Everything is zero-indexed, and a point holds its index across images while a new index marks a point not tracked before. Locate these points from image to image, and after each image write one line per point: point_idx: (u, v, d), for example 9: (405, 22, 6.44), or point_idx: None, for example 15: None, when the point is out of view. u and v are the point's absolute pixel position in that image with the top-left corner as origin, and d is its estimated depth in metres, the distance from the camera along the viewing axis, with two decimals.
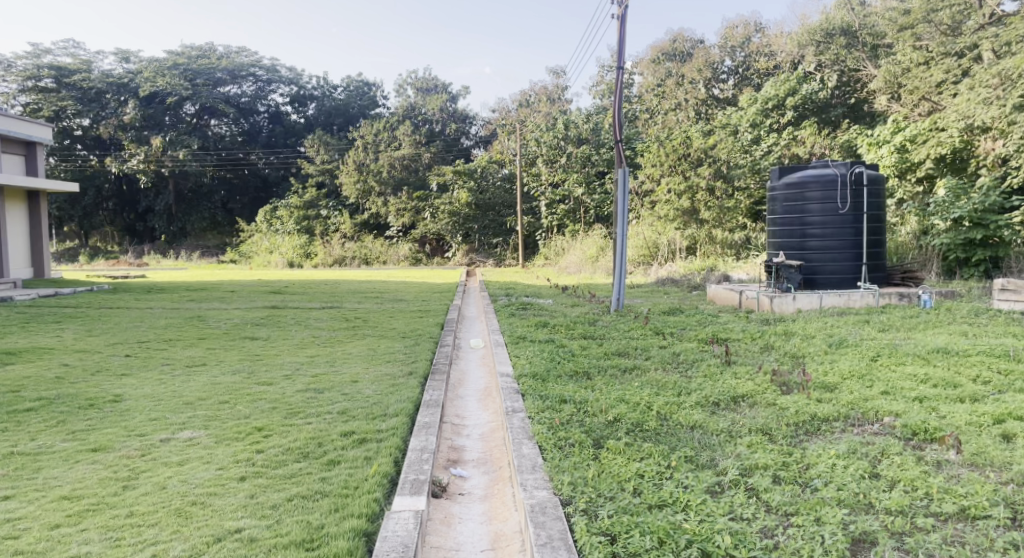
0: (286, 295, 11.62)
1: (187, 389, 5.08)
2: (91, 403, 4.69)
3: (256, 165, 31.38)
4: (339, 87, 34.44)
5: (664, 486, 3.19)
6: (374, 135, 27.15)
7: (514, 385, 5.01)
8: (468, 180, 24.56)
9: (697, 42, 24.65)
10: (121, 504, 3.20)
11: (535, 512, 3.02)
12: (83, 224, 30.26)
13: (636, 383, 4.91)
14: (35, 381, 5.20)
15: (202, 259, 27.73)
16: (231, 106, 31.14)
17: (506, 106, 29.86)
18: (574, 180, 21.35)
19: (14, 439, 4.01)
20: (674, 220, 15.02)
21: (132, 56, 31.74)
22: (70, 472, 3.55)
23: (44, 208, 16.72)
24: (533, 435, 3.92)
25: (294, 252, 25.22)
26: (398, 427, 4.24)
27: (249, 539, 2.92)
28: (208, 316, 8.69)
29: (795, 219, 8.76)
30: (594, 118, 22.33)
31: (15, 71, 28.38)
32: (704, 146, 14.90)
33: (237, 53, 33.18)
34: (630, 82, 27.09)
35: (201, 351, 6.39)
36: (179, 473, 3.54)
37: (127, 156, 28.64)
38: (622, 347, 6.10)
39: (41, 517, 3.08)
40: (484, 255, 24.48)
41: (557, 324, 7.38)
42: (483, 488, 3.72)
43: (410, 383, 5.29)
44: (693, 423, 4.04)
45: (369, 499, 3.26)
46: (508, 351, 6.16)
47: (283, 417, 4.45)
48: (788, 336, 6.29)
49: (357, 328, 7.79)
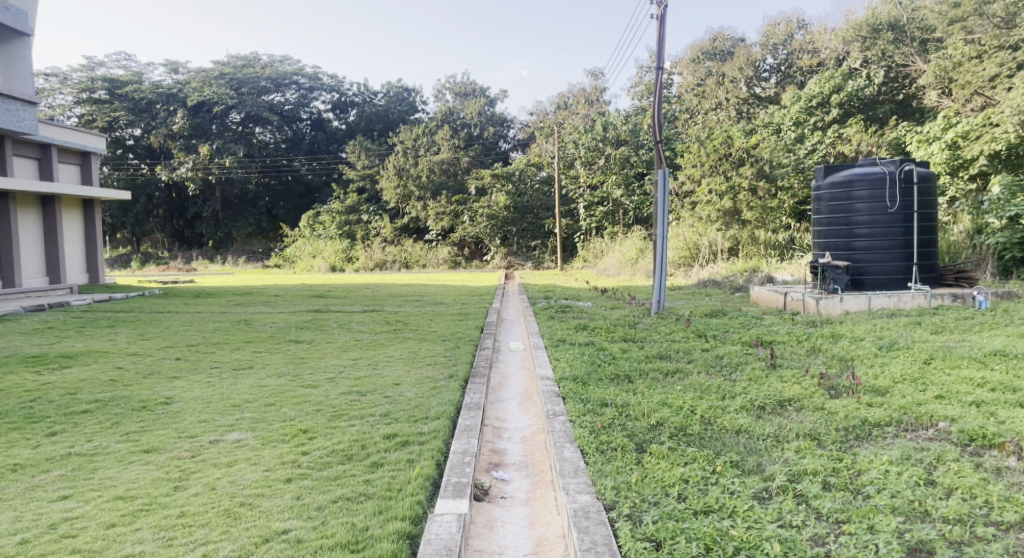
0: (328, 299, 11.83)
1: (234, 391, 5.19)
2: (145, 404, 4.84)
3: (299, 172, 31.85)
4: (379, 93, 35.00)
5: (710, 491, 3.15)
6: (413, 140, 27.62)
7: (554, 388, 5.00)
8: (506, 184, 24.64)
9: (739, 41, 24.50)
10: (172, 504, 3.29)
11: (578, 517, 3.01)
12: (135, 231, 31.31)
13: (678, 387, 4.86)
14: (89, 384, 5.37)
15: (248, 264, 28.21)
16: (275, 114, 31.74)
17: (545, 109, 30.16)
18: (613, 181, 21.13)
19: (72, 439, 4.15)
20: (715, 222, 15.01)
21: (180, 67, 32.45)
22: (124, 472, 3.67)
23: (97, 216, 17.14)
24: (575, 439, 3.91)
25: (336, 256, 25.35)
26: (440, 429, 4.28)
27: (296, 540, 2.97)
28: (254, 319, 8.95)
29: (842, 219, 8.53)
30: (633, 119, 22.22)
31: (71, 83, 29.48)
32: (746, 145, 14.66)
33: (281, 62, 33.82)
34: (669, 83, 26.87)
35: (248, 354, 6.53)
36: (228, 474, 3.62)
37: (176, 164, 29.41)
38: (662, 349, 6.03)
39: (98, 517, 3.17)
40: (522, 257, 24.63)
41: (597, 327, 7.32)
42: (525, 491, 3.72)
43: (450, 386, 5.32)
44: (738, 427, 3.98)
45: (412, 502, 3.29)
46: (548, 353, 6.18)
47: (327, 419, 4.52)
48: (836, 338, 6.14)
49: (398, 331, 7.88)
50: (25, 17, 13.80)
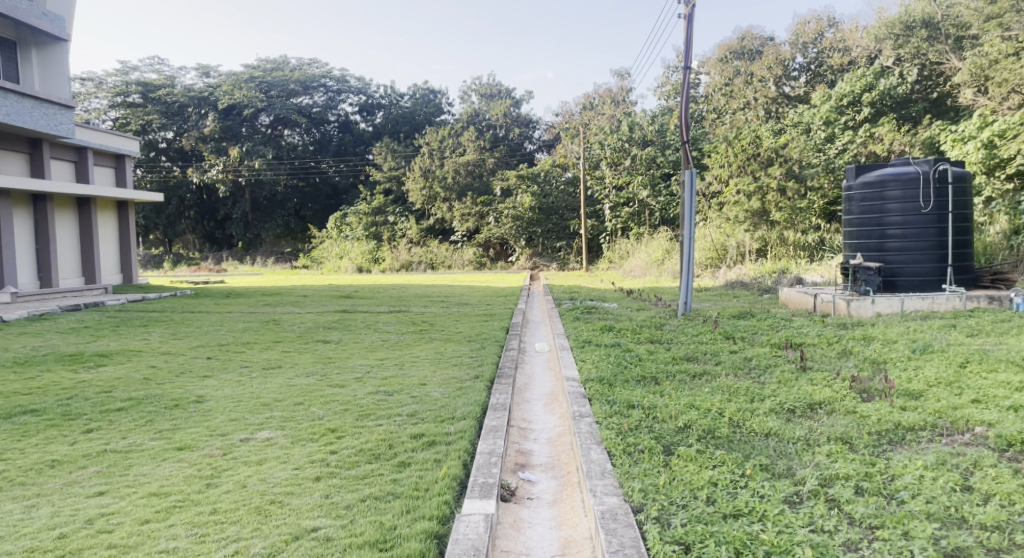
0: (356, 300, 11.95)
1: (264, 390, 5.26)
2: (177, 402, 4.92)
3: (326, 173, 32.21)
4: (405, 95, 35.17)
5: (739, 495, 3.12)
6: (439, 142, 27.77)
7: (580, 390, 5.00)
8: (531, 185, 24.63)
9: (768, 39, 24.22)
10: (205, 501, 3.34)
11: (605, 519, 3.00)
12: (168, 232, 31.91)
13: (706, 389, 4.82)
14: (124, 382, 5.48)
15: (277, 265, 28.54)
16: (303, 116, 32.11)
17: (570, 110, 30.15)
18: (639, 182, 21.03)
19: (108, 436, 4.23)
20: (743, 222, 14.89)
21: (211, 71, 32.86)
22: (157, 469, 3.73)
23: (131, 217, 17.47)
24: (601, 441, 3.90)
25: (363, 257, 25.47)
26: (467, 429, 4.30)
27: (326, 538, 2.99)
28: (284, 319, 9.06)
29: (873, 219, 8.38)
30: (659, 119, 22.09)
31: (105, 88, 30.04)
32: (775, 145, 14.49)
33: (309, 65, 34.14)
34: (696, 83, 26.65)
35: (278, 354, 6.61)
36: (258, 472, 3.67)
37: (207, 167, 29.91)
38: (690, 351, 5.98)
39: (132, 513, 3.23)
40: (547, 258, 24.62)
41: (623, 328, 7.29)
42: (552, 493, 3.72)
43: (476, 386, 5.33)
44: (768, 431, 3.94)
45: (439, 502, 3.30)
46: (573, 354, 6.17)
47: (355, 418, 4.56)
48: (868, 341, 6.04)
49: (424, 332, 7.92)
50: (62, 23, 14.12)
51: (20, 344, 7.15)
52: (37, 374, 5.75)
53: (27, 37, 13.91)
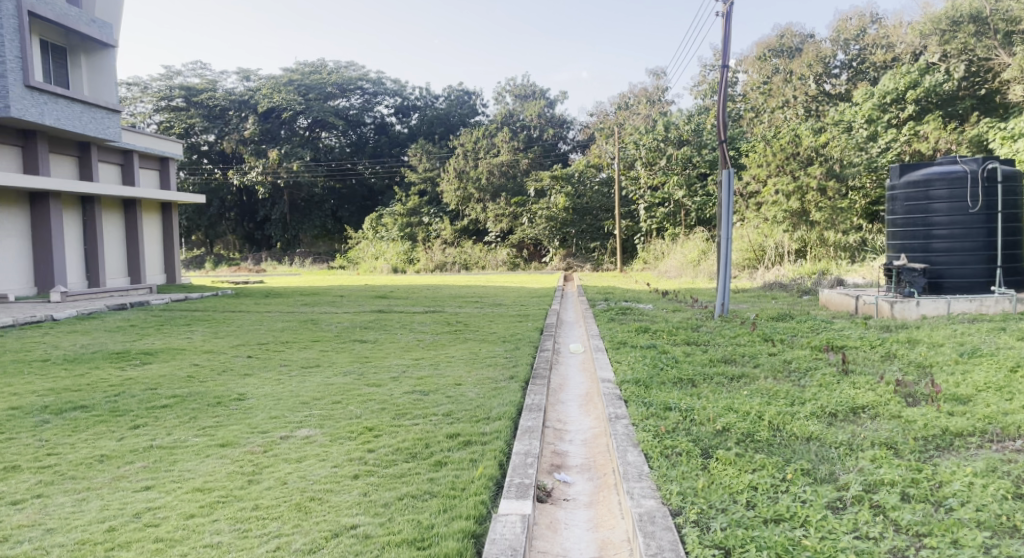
0: (392, 300, 12.08)
1: (303, 389, 5.34)
2: (219, 400, 5.03)
3: (363, 175, 32.59)
4: (440, 96, 35.36)
5: (781, 499, 3.07)
6: (473, 143, 27.91)
7: (616, 391, 4.97)
8: (565, 185, 24.60)
9: (808, 36, 23.83)
10: (247, 497, 3.40)
11: (644, 521, 2.98)
12: (209, 233, 32.63)
13: (744, 392, 4.76)
14: (169, 379, 5.61)
15: (314, 265, 28.91)
16: (340, 119, 32.50)
17: (605, 109, 30.05)
18: (675, 182, 20.90)
19: (153, 433, 4.33)
20: (782, 223, 14.62)
21: (252, 74, 33.35)
22: (202, 465, 3.81)
23: (174, 219, 17.87)
24: (638, 443, 3.87)
25: (398, 257, 25.63)
26: (502, 429, 4.31)
27: (365, 536, 3.03)
28: (321, 319, 9.17)
29: (918, 219, 8.18)
30: (696, 118, 21.78)
31: (150, 92, 30.82)
32: (815, 144, 14.22)
33: (346, 68, 34.48)
34: (734, 81, 26.33)
35: (315, 353, 6.71)
36: (298, 469, 3.73)
37: (247, 169, 30.51)
38: (727, 353, 5.92)
39: (178, 507, 3.31)
40: (581, 259, 24.53)
41: (659, 329, 7.23)
42: (588, 494, 3.71)
43: (511, 386, 5.34)
44: (809, 435, 3.87)
45: (476, 502, 3.31)
46: (609, 356, 6.13)
47: (392, 417, 4.60)
48: (913, 344, 5.90)
49: (459, 332, 7.96)
50: (110, 30, 14.53)
51: (70, 342, 7.37)
52: (86, 371, 5.92)
53: (77, 44, 14.33)
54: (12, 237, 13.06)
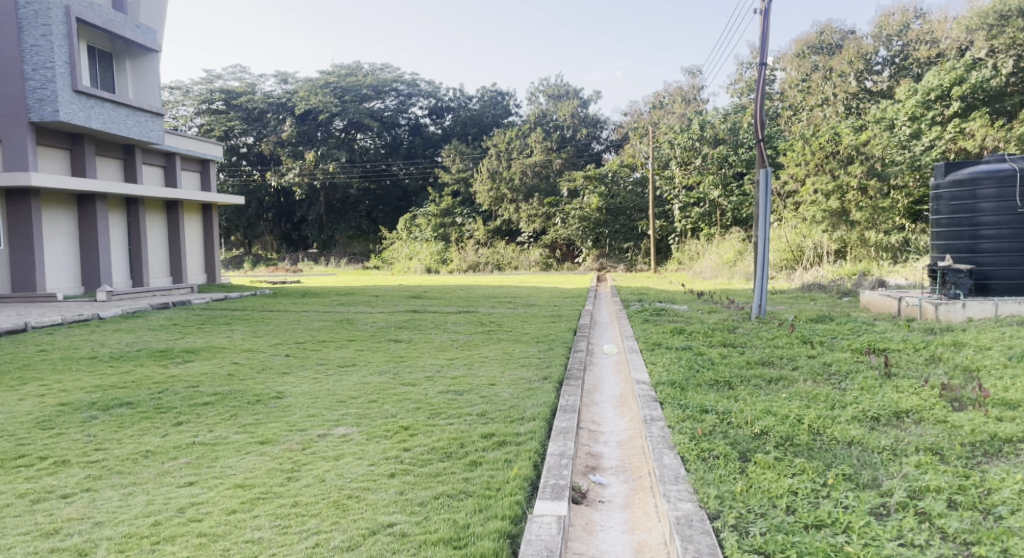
0: (426, 300, 12.18)
1: (339, 388, 5.40)
2: (259, 398, 5.12)
3: (397, 176, 32.90)
4: (474, 97, 35.47)
5: (822, 505, 3.01)
6: (506, 143, 27.99)
7: (651, 393, 4.93)
8: (598, 185, 24.53)
9: (848, 33, 23.41)
10: (286, 494, 3.46)
11: (682, 525, 2.95)
12: (248, 234, 33.27)
13: (783, 395, 4.68)
14: (210, 377, 5.73)
15: (349, 266, 29.25)
16: (375, 120, 32.81)
17: (640, 109, 29.88)
18: (710, 182, 20.72)
19: (196, 429, 4.42)
20: (821, 223, 14.40)
21: (289, 77, 33.88)
22: (242, 462, 3.88)
23: (214, 219, 18.25)
24: (674, 445, 3.84)
25: (431, 258, 25.77)
26: (537, 429, 4.31)
27: (402, 534, 3.05)
28: (357, 318, 9.27)
29: (964, 219, 7.97)
30: (732, 117, 21.48)
31: (192, 96, 31.57)
32: (856, 142, 13.94)
33: (381, 70, 34.80)
34: (772, 79, 25.98)
35: (351, 352, 6.78)
36: (336, 467, 3.77)
37: (285, 171, 31.03)
38: (765, 355, 5.83)
39: (220, 502, 3.37)
40: (614, 259, 24.41)
41: (695, 331, 7.15)
42: (624, 496, 3.69)
43: (545, 387, 5.34)
44: (850, 439, 3.79)
45: (511, 502, 3.31)
46: (644, 357, 6.08)
47: (426, 416, 4.62)
48: (959, 347, 5.74)
49: (492, 332, 7.97)
50: (154, 35, 14.90)
51: (115, 340, 7.56)
52: (131, 368, 6.08)
53: (122, 49, 14.72)
54: (61, 236, 13.45)
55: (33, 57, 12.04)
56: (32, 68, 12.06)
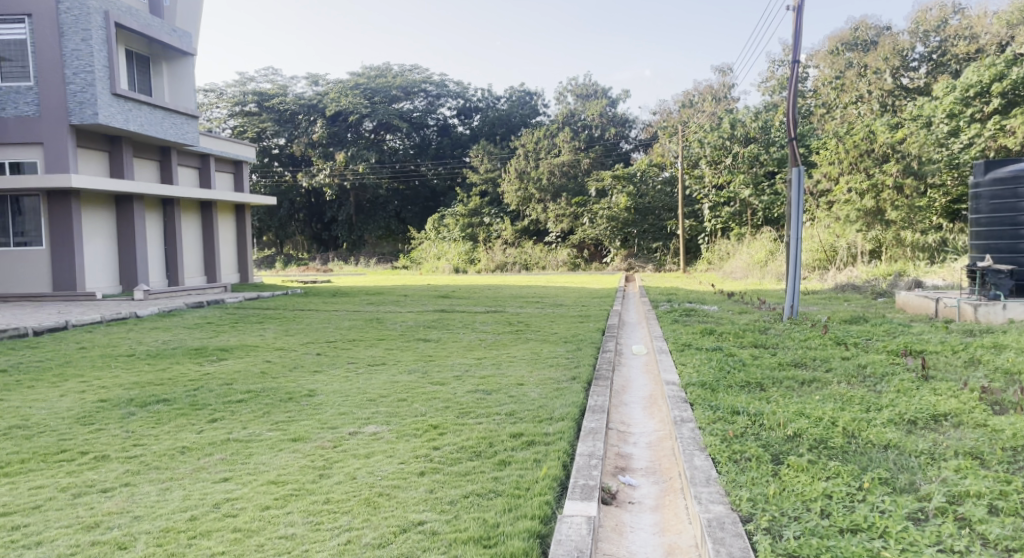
0: (453, 300, 12.11)
1: (369, 386, 5.45)
2: (291, 396, 5.18)
3: (425, 176, 33.12)
4: (502, 97, 35.50)
5: (857, 509, 2.96)
6: (534, 143, 28.00)
7: (681, 394, 4.89)
8: (627, 185, 24.41)
9: (884, 29, 22.99)
10: (318, 491, 3.50)
11: (713, 527, 2.92)
12: (279, 234, 33.73)
13: (816, 397, 4.61)
14: (244, 375, 5.82)
15: (378, 265, 29.48)
16: (404, 121, 33.03)
17: (669, 108, 29.68)
18: (741, 181, 20.50)
19: (230, 426, 4.50)
20: (855, 222, 14.19)
21: (320, 79, 34.24)
22: (276, 458, 3.94)
23: (247, 219, 18.54)
24: (705, 447, 3.80)
25: (459, 258, 25.83)
26: (566, 430, 4.30)
27: (432, 532, 3.07)
28: (386, 318, 9.33)
29: (1005, 218, 7.77)
30: (764, 115, 21.27)
31: (226, 98, 32.13)
32: (891, 140, 13.75)
33: (410, 71, 35.01)
34: (804, 76, 25.61)
35: (381, 351, 6.84)
36: (367, 465, 3.80)
37: (315, 171, 31.41)
38: (798, 357, 5.75)
39: (255, 499, 3.42)
40: (643, 259, 24.27)
41: (725, 331, 7.08)
42: (654, 498, 3.66)
43: (574, 387, 5.33)
44: (886, 442, 3.73)
45: (540, 502, 3.31)
46: (673, 358, 6.03)
47: (455, 416, 4.64)
48: (999, 350, 5.60)
49: (520, 332, 7.98)
50: (189, 39, 15.18)
51: (152, 338, 7.72)
52: (167, 366, 6.20)
53: (159, 53, 15.01)
54: (100, 237, 13.79)
55: (73, 61, 12.34)
56: (73, 72, 12.35)
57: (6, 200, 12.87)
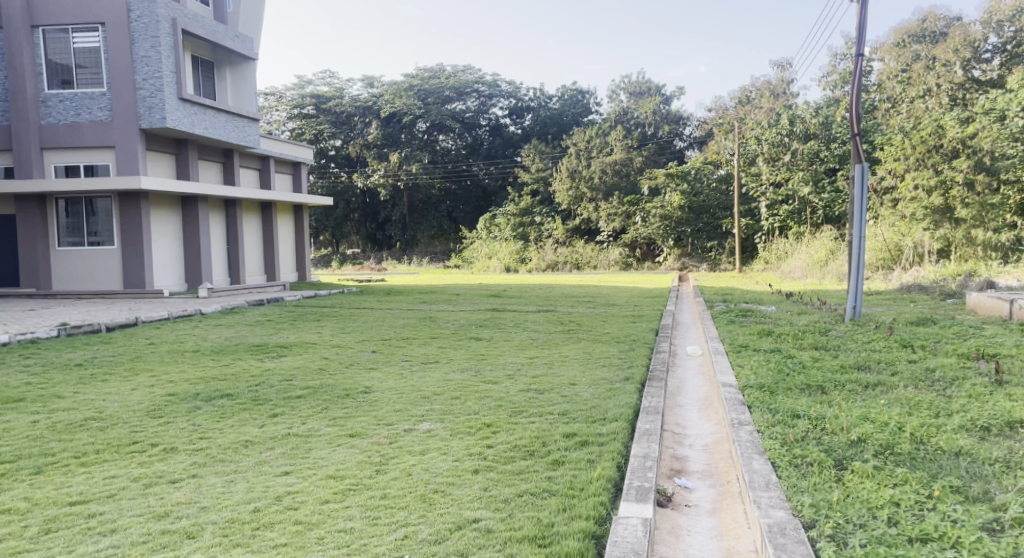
0: (503, 299, 12.11)
1: (423, 384, 5.51)
2: (347, 392, 5.28)
3: (477, 176, 33.42)
4: (554, 96, 35.42)
5: (927, 518, 2.85)
6: (586, 142, 27.88)
7: (738, 396, 4.79)
8: (681, 183, 24.02)
9: (954, 19, 22.19)
10: (375, 486, 3.55)
11: (773, 533, 2.85)
12: (335, 234, 34.40)
13: (881, 401, 4.46)
14: (302, 371, 5.96)
15: (430, 264, 29.79)
16: (456, 122, 33.33)
17: (725, 104, 29.22)
18: (800, 178, 20.01)
19: (290, 421, 4.61)
20: (922, 220, 13.72)
21: (375, 81, 34.75)
22: (333, 453, 4.02)
23: (304, 219, 18.98)
24: (764, 451, 3.71)
25: (510, 257, 25.87)
26: (619, 431, 4.26)
27: (487, 530, 3.08)
28: (438, 317, 9.40)
29: None
30: (825, 110, 20.78)
31: (285, 101, 32.95)
32: (961, 135, 13.24)
33: (463, 72, 35.17)
34: (868, 70, 24.84)
35: (434, 349, 6.91)
36: (422, 462, 3.85)
37: (370, 172, 31.99)
38: (860, 359, 5.57)
39: (314, 492, 3.50)
40: (697, 259, 23.95)
41: (784, 333, 6.92)
42: (711, 501, 3.59)
43: (627, 388, 5.27)
44: (958, 449, 3.57)
45: (596, 502, 3.29)
46: (729, 359, 5.91)
47: (508, 415, 4.65)
48: None
49: (572, 332, 7.95)
50: (251, 44, 15.61)
51: (216, 335, 7.98)
52: (230, 362, 6.39)
53: (223, 58, 15.48)
54: (167, 237, 14.29)
55: (143, 67, 12.85)
56: (142, 78, 12.86)
57: (80, 200, 13.45)
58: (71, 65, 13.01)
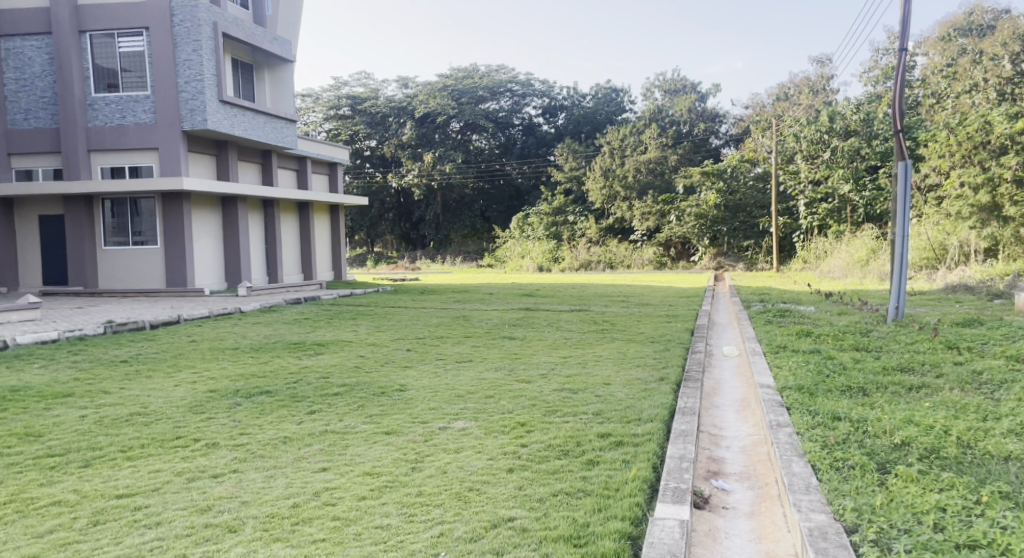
0: (536, 299, 12.07)
1: (457, 382, 5.53)
2: (383, 390, 5.33)
3: (511, 175, 33.51)
4: (588, 95, 35.25)
5: (975, 524, 2.76)
6: (620, 141, 27.72)
7: (777, 398, 4.71)
8: (717, 181, 23.70)
9: (1002, 12, 21.56)
10: (411, 484, 3.58)
11: (815, 537, 2.80)
12: (370, 233, 34.74)
13: (926, 403, 4.34)
14: (338, 369, 6.03)
15: (464, 263, 29.92)
16: (490, 121, 33.42)
17: (762, 101, 28.79)
18: (840, 176, 19.65)
19: (327, 418, 4.67)
20: (968, 219, 13.31)
21: (410, 81, 34.98)
22: (370, 450, 4.06)
23: (339, 219, 19.19)
24: (804, 453, 3.65)
25: (543, 257, 25.83)
26: (655, 431, 4.22)
27: (522, 528, 3.08)
28: (472, 316, 9.44)
29: None
30: (866, 106, 20.23)
31: (321, 102, 33.37)
32: (1009, 131, 12.86)
33: (496, 71, 35.03)
34: (911, 65, 24.25)
35: (468, 348, 6.94)
36: (457, 460, 3.86)
37: (405, 172, 32.29)
38: (903, 361, 5.43)
39: (351, 488, 3.54)
40: (733, 258, 23.66)
41: (823, 333, 6.78)
42: (749, 504, 3.54)
43: (663, 388, 5.22)
44: (1007, 454, 3.47)
45: (631, 503, 3.27)
46: (767, 360, 5.82)
47: (542, 414, 4.64)
48: None
49: (606, 331, 7.90)
50: (289, 46, 15.86)
51: (254, 333, 8.12)
52: (268, 359, 6.50)
53: (262, 60, 15.76)
54: (208, 236, 14.59)
55: (185, 70, 13.15)
56: (185, 80, 13.16)
57: (125, 201, 13.81)
58: (117, 69, 13.34)
